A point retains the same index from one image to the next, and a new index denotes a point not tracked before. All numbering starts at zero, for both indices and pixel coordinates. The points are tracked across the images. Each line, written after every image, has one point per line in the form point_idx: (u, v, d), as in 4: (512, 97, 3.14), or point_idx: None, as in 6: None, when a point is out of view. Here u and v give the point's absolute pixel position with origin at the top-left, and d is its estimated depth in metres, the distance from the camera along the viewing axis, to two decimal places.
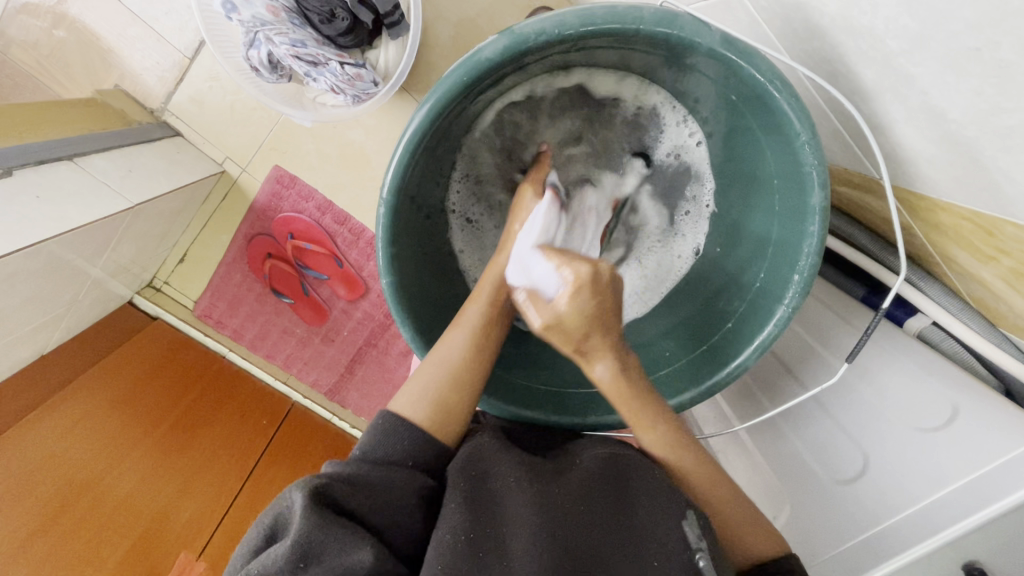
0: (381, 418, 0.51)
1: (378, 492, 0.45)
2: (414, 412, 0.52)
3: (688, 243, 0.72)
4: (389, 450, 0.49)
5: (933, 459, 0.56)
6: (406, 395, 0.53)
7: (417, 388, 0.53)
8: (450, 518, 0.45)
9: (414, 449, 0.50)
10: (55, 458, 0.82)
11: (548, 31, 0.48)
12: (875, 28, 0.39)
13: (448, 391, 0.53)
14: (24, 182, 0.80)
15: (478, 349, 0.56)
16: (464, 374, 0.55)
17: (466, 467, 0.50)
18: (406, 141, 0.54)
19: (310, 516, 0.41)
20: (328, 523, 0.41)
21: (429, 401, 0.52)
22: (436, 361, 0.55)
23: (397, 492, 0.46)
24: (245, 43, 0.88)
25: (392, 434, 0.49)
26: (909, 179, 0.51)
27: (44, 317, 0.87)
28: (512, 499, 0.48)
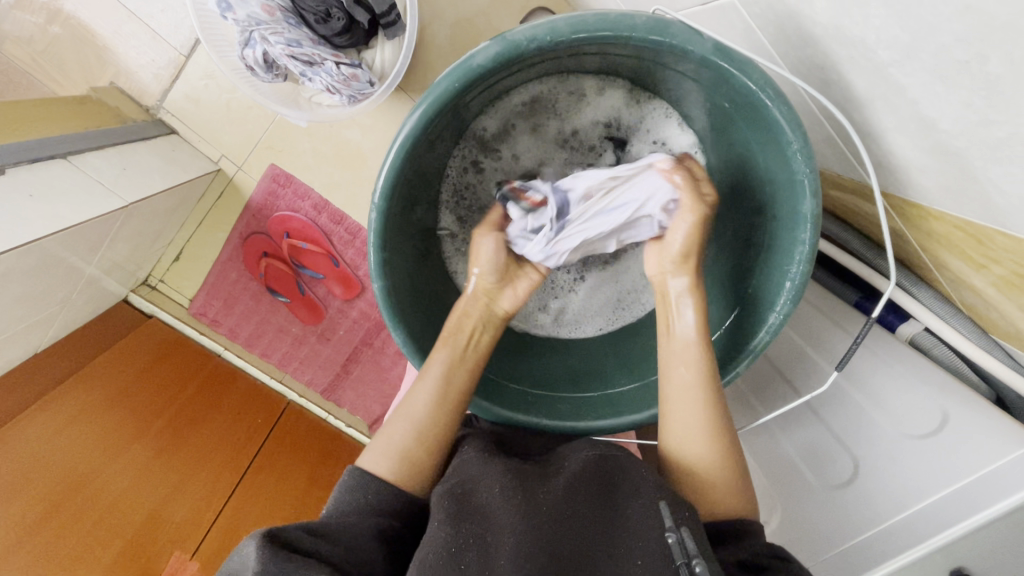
0: (347, 474, 0.53)
1: (337, 537, 0.46)
2: (380, 466, 0.54)
3: None
4: (352, 502, 0.51)
5: (924, 466, 0.56)
6: (376, 452, 0.55)
7: (383, 444, 0.56)
8: (434, 536, 0.46)
9: (378, 498, 0.52)
10: (47, 457, 0.81)
11: (540, 38, 0.48)
12: (867, 38, 0.39)
13: (417, 450, 0.55)
14: (15, 181, 0.79)
15: (441, 398, 0.58)
16: (431, 426, 0.57)
17: (452, 486, 0.51)
18: (399, 146, 0.54)
19: (264, 551, 0.42)
20: (280, 556, 0.41)
21: (395, 454, 0.55)
22: (402, 416, 0.57)
23: (356, 536, 0.47)
24: (240, 43, 0.88)
25: (358, 488, 0.52)
26: (901, 187, 0.51)
27: (36, 316, 0.87)
28: (497, 510, 0.48)
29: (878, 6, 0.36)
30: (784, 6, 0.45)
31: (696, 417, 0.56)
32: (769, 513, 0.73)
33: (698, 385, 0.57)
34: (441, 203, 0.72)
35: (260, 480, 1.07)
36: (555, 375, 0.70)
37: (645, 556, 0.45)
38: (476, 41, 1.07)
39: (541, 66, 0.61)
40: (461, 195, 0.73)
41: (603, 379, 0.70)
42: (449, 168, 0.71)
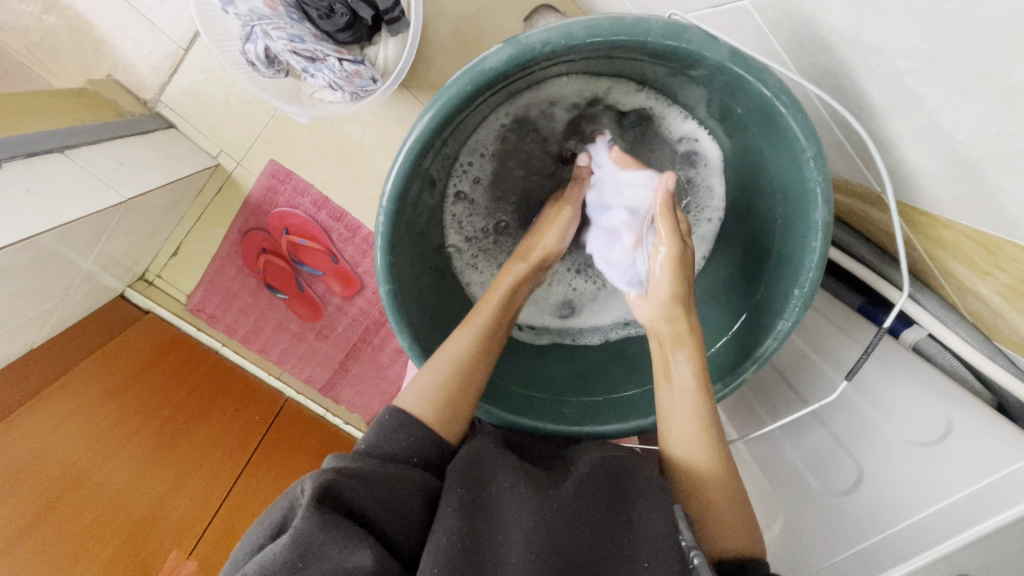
0: (388, 414, 0.51)
1: (385, 493, 0.46)
2: (420, 409, 0.53)
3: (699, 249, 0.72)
4: (396, 449, 0.50)
5: (927, 474, 0.56)
6: (415, 391, 0.54)
7: (425, 383, 0.54)
8: (447, 523, 0.45)
9: (421, 445, 0.51)
10: (45, 454, 0.81)
11: (554, 42, 0.48)
12: (886, 46, 0.39)
13: (457, 393, 0.55)
14: (13, 175, 0.78)
15: (480, 351, 0.58)
16: (468, 376, 0.56)
17: (467, 471, 0.50)
18: (408, 148, 0.53)
19: (314, 513, 0.41)
20: (331, 524, 0.41)
21: (434, 399, 0.53)
22: (441, 360, 0.56)
23: (402, 492, 0.47)
24: (242, 37, 0.86)
25: (403, 433, 0.50)
26: (910, 194, 0.51)
27: (33, 312, 0.86)
28: (508, 506, 0.48)
29: (899, 16, 0.36)
30: (800, 11, 0.45)
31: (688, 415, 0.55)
32: (771, 517, 0.73)
33: (699, 424, 0.54)
34: (447, 207, 0.71)
35: (258, 477, 1.06)
36: (560, 379, 0.70)
37: (652, 559, 0.46)
38: (479, 39, 1.06)
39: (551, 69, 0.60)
40: (467, 199, 0.71)
41: (608, 383, 0.70)
42: (456, 172, 0.70)
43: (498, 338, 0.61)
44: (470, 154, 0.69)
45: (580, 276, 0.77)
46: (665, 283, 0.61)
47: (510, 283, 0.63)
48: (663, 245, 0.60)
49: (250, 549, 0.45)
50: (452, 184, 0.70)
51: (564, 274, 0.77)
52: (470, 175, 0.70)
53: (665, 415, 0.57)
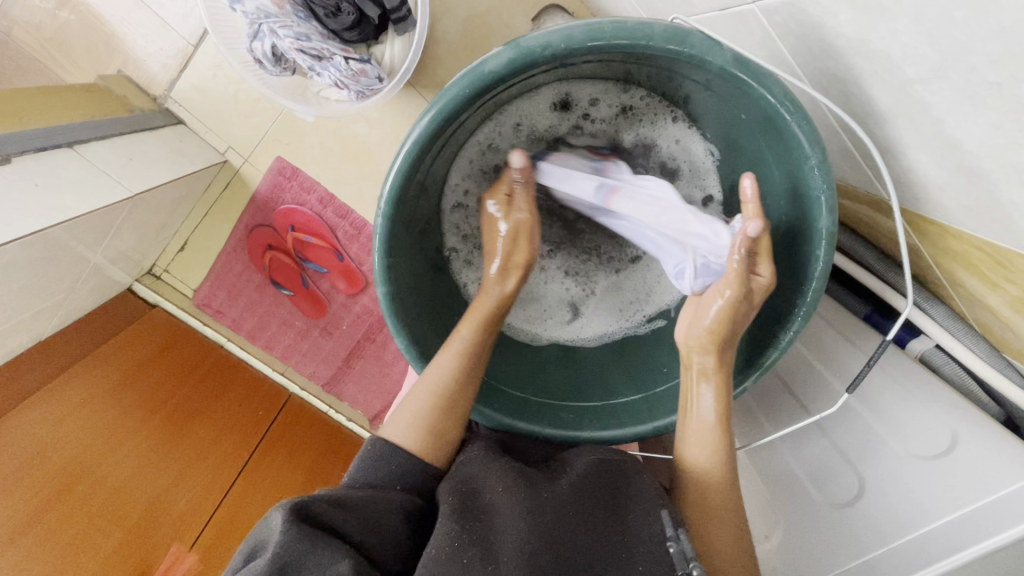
0: (370, 444, 0.53)
1: (362, 511, 0.46)
2: (404, 437, 0.55)
3: None
4: (377, 477, 0.51)
5: (931, 487, 0.55)
6: (400, 424, 0.55)
7: (406, 417, 0.55)
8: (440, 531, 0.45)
9: (402, 472, 0.52)
10: (49, 446, 0.81)
11: (554, 45, 0.47)
12: (893, 54, 0.38)
13: (442, 418, 0.56)
14: (23, 170, 0.79)
15: (466, 371, 0.58)
16: (453, 395, 0.57)
17: (457, 485, 0.50)
18: (407, 150, 0.53)
19: (292, 526, 0.41)
20: (309, 533, 0.41)
21: (418, 427, 0.55)
22: (426, 388, 0.56)
23: (379, 510, 0.47)
24: (249, 35, 0.87)
25: (384, 459, 0.52)
26: (918, 203, 0.50)
27: (41, 305, 0.87)
28: (502, 509, 0.47)
29: (908, 22, 0.35)
30: (806, 17, 0.44)
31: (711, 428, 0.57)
32: (771, 528, 0.71)
33: (716, 456, 0.56)
34: (445, 213, 0.71)
35: (261, 472, 1.07)
36: (560, 383, 0.70)
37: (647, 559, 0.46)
38: (486, 39, 1.06)
39: (542, 75, 0.60)
40: (465, 204, 0.71)
41: (608, 388, 0.69)
42: (455, 176, 0.69)
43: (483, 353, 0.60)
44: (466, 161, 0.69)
45: (573, 277, 0.76)
46: (713, 319, 0.57)
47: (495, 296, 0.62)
48: (724, 294, 0.55)
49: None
50: (450, 188, 0.70)
51: (556, 275, 0.76)
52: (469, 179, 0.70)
53: (688, 440, 0.58)
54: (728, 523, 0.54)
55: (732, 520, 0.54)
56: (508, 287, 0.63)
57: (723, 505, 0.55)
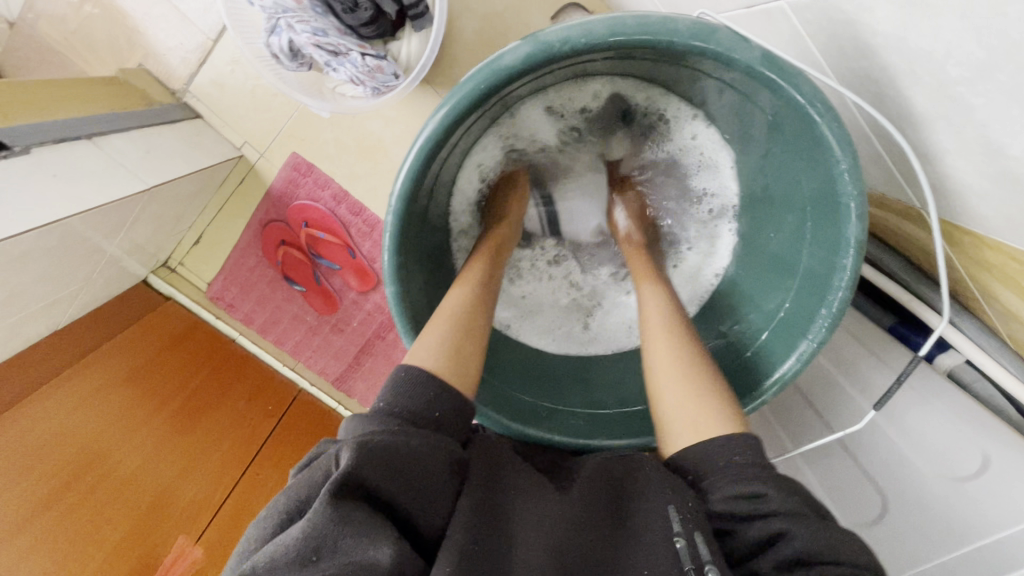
0: (405, 372, 0.50)
1: (406, 476, 0.44)
2: (430, 360, 0.52)
3: (711, 265, 0.71)
4: (416, 409, 0.48)
5: (960, 510, 0.53)
6: (425, 350, 0.53)
7: (433, 341, 0.54)
8: (458, 519, 0.44)
9: (440, 408, 0.49)
10: (58, 434, 0.81)
11: (574, 40, 0.45)
12: (935, 52, 0.36)
13: (463, 356, 0.54)
14: (41, 161, 0.79)
15: (478, 300, 0.60)
16: (469, 330, 0.56)
17: (483, 471, 0.49)
18: (418, 148, 0.52)
19: (331, 506, 0.39)
20: (348, 517, 0.40)
21: (443, 352, 0.53)
22: (445, 314, 0.57)
23: (423, 472, 0.45)
24: (267, 30, 0.87)
25: (414, 391, 0.49)
26: (954, 212, 0.47)
27: (57, 295, 0.88)
28: (526, 513, 0.47)
29: (953, 18, 0.33)
30: (840, 14, 0.42)
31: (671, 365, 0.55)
32: None
33: (676, 365, 0.55)
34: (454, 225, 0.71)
35: (267, 468, 1.08)
36: (571, 390, 0.69)
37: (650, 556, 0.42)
38: (505, 36, 1.04)
39: (555, 74, 0.59)
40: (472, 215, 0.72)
41: (620, 395, 0.67)
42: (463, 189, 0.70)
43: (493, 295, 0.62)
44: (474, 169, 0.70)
45: (581, 289, 0.78)
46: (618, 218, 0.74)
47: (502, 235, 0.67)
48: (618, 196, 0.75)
49: (262, 533, 0.43)
50: (459, 200, 0.70)
51: (564, 283, 0.78)
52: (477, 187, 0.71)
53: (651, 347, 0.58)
54: (700, 394, 0.53)
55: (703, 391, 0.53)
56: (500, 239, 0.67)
57: (684, 383, 0.54)
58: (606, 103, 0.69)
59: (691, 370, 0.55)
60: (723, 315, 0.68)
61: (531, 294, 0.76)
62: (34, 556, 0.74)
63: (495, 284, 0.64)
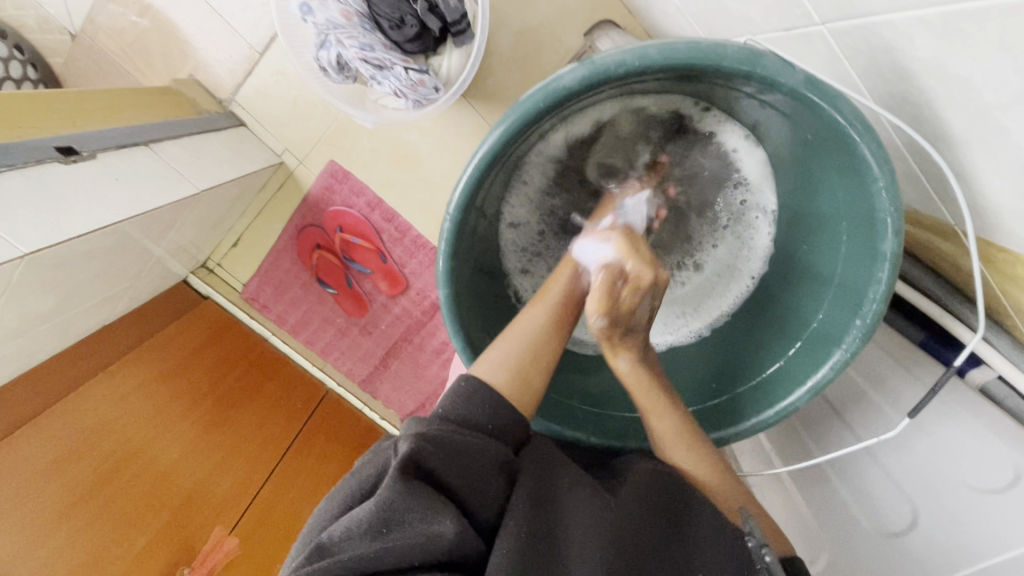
0: (464, 382, 0.53)
1: (463, 462, 0.47)
2: (493, 375, 0.55)
3: (746, 267, 0.72)
4: (471, 416, 0.50)
5: (989, 522, 0.54)
6: (490, 363, 0.56)
7: (498, 357, 0.56)
8: (515, 510, 0.46)
9: (495, 415, 0.51)
10: (110, 424, 0.86)
11: (629, 63, 0.48)
12: (973, 78, 0.38)
13: (529, 367, 0.56)
14: (105, 165, 0.84)
15: (556, 324, 0.61)
16: (542, 348, 0.59)
17: (529, 463, 0.51)
18: (477, 162, 0.55)
19: (398, 482, 0.44)
20: (414, 490, 0.44)
21: (508, 368, 0.55)
22: (518, 334, 0.59)
23: (479, 465, 0.47)
24: (317, 44, 0.92)
25: (474, 399, 0.51)
26: (988, 229, 0.49)
27: (111, 291, 0.93)
28: (575, 505, 0.49)
29: (990, 47, 0.35)
30: (880, 39, 0.44)
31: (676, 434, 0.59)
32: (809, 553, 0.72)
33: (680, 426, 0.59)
34: (503, 234, 0.73)
35: (296, 464, 1.11)
36: (605, 394, 0.71)
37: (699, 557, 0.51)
38: (538, 52, 1.08)
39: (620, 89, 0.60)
40: (522, 225, 0.73)
41: None
42: (514, 201, 0.71)
43: (573, 316, 0.63)
44: (524, 183, 0.71)
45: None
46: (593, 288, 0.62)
47: (579, 257, 0.66)
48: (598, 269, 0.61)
49: (327, 514, 0.48)
50: (510, 212, 0.72)
51: None
52: (528, 200, 0.72)
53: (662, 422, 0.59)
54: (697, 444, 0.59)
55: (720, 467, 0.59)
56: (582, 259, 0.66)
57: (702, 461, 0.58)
58: (669, 117, 0.68)
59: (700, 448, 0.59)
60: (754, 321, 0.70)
61: None
62: (80, 539, 0.76)
63: (576, 306, 0.63)
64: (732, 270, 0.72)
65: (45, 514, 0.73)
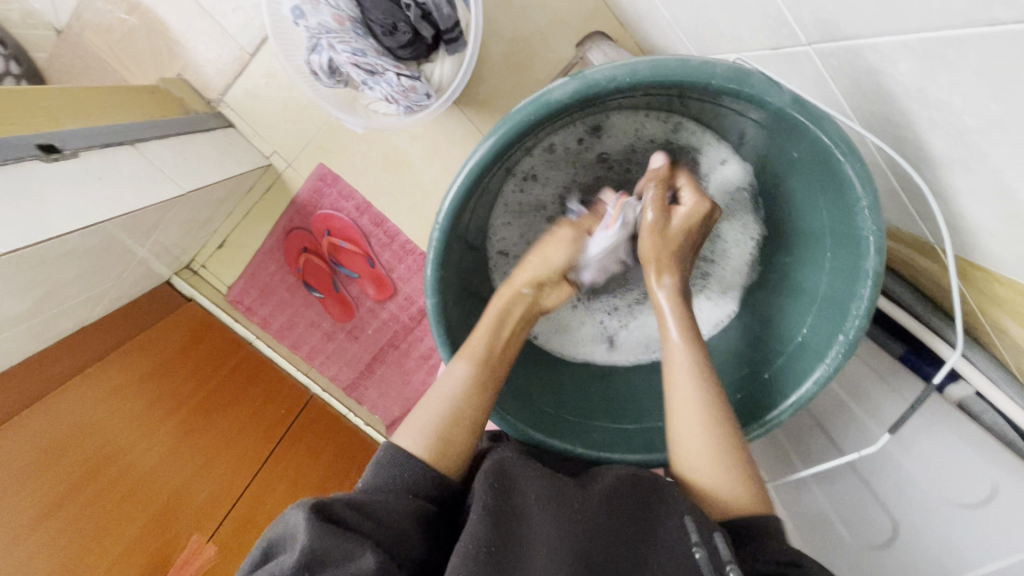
0: (382, 450, 0.54)
1: (378, 514, 0.48)
2: (413, 442, 0.55)
3: (735, 267, 0.72)
4: (389, 479, 0.52)
5: (968, 537, 0.55)
6: (410, 430, 0.56)
7: (419, 422, 0.56)
8: (472, 531, 0.46)
9: (414, 475, 0.52)
10: (89, 428, 0.84)
11: (619, 79, 0.49)
12: (953, 103, 0.39)
13: (450, 429, 0.56)
14: (89, 164, 0.82)
15: (478, 381, 0.59)
16: (463, 409, 0.58)
17: (490, 501, 0.49)
18: (468, 172, 0.55)
19: (314, 528, 0.44)
20: (330, 533, 0.44)
21: (428, 434, 0.55)
22: (437, 397, 0.58)
23: (395, 516, 0.48)
24: (308, 48, 0.91)
25: (393, 464, 0.52)
26: (966, 248, 0.50)
27: (91, 292, 0.91)
28: (536, 520, 0.49)
29: (971, 75, 0.36)
30: (863, 62, 0.45)
31: (698, 434, 0.56)
32: None
33: (701, 412, 0.57)
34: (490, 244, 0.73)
35: (279, 470, 1.09)
36: (592, 405, 0.71)
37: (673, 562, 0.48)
38: (530, 60, 1.09)
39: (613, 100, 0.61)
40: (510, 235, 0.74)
41: (639, 411, 0.70)
42: (500, 211, 0.72)
43: (496, 367, 0.61)
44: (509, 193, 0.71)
45: (611, 312, 0.79)
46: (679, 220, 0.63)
47: (507, 298, 0.65)
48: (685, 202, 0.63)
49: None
50: (496, 222, 0.72)
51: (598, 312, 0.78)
52: (513, 211, 0.73)
53: (676, 400, 0.59)
54: (716, 444, 0.56)
55: (729, 457, 0.56)
56: (513, 288, 0.66)
57: (717, 468, 0.55)
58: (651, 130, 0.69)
59: (727, 463, 0.56)
60: (739, 334, 0.71)
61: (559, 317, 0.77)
62: (49, 550, 0.73)
63: (509, 346, 0.63)
64: (718, 283, 0.73)
65: (20, 519, 0.71)
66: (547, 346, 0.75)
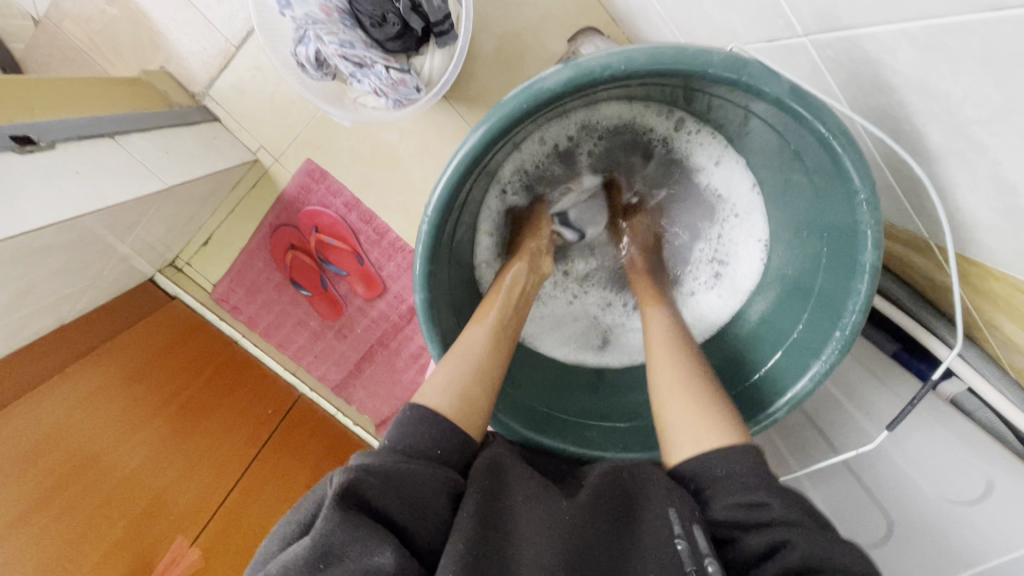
0: (408, 410, 0.51)
1: (405, 489, 0.45)
2: (441, 401, 0.53)
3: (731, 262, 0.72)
4: (419, 442, 0.49)
5: (964, 534, 0.55)
6: (434, 388, 0.54)
7: (443, 380, 0.55)
8: (461, 527, 0.45)
9: (443, 438, 0.50)
10: (67, 429, 0.81)
11: (615, 67, 0.48)
12: (954, 93, 0.38)
13: (473, 386, 0.56)
14: (66, 157, 0.79)
15: (496, 345, 0.60)
16: (486, 368, 0.58)
17: (482, 498, 0.48)
18: (459, 162, 0.54)
19: (337, 513, 0.42)
20: (351, 523, 0.41)
21: (454, 393, 0.54)
22: (460, 355, 0.58)
23: (422, 492, 0.46)
24: (295, 39, 0.89)
25: (421, 424, 0.50)
26: (962, 244, 0.49)
27: (70, 289, 0.88)
28: (526, 518, 0.48)
29: (973, 63, 0.35)
30: (862, 53, 0.44)
31: (672, 388, 0.57)
32: None
33: (671, 368, 0.59)
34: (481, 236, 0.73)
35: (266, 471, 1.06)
36: (585, 403, 0.70)
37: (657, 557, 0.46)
38: (522, 56, 1.08)
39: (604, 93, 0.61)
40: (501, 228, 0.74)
41: (633, 409, 0.69)
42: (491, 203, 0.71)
43: (509, 334, 0.62)
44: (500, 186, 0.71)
45: (603, 308, 0.78)
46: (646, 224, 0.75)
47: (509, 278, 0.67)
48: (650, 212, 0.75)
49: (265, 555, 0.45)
50: (487, 215, 0.72)
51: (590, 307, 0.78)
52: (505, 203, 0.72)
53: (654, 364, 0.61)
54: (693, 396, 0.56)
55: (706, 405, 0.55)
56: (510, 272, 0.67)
57: (690, 418, 0.54)
58: (644, 124, 0.69)
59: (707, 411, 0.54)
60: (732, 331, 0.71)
61: (550, 314, 0.77)
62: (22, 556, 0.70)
63: (512, 325, 0.64)
64: (708, 282, 0.74)
65: None
66: (539, 344, 0.74)
